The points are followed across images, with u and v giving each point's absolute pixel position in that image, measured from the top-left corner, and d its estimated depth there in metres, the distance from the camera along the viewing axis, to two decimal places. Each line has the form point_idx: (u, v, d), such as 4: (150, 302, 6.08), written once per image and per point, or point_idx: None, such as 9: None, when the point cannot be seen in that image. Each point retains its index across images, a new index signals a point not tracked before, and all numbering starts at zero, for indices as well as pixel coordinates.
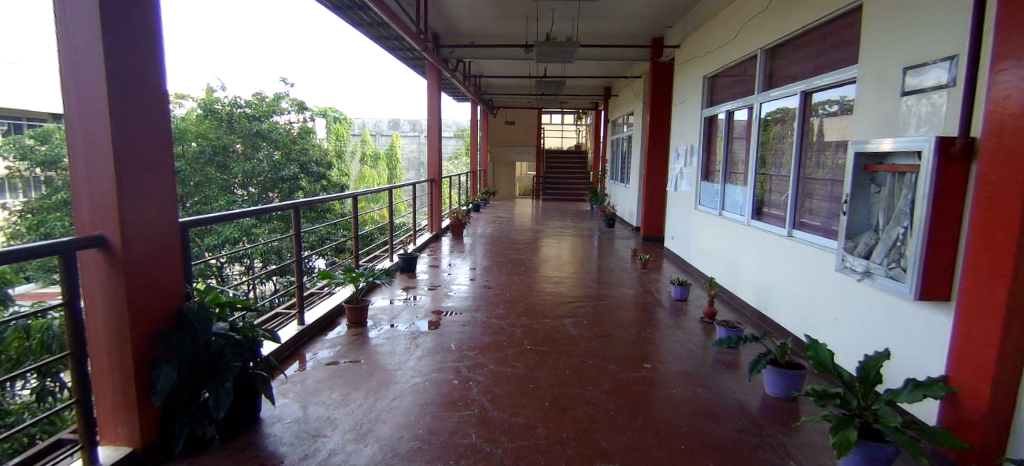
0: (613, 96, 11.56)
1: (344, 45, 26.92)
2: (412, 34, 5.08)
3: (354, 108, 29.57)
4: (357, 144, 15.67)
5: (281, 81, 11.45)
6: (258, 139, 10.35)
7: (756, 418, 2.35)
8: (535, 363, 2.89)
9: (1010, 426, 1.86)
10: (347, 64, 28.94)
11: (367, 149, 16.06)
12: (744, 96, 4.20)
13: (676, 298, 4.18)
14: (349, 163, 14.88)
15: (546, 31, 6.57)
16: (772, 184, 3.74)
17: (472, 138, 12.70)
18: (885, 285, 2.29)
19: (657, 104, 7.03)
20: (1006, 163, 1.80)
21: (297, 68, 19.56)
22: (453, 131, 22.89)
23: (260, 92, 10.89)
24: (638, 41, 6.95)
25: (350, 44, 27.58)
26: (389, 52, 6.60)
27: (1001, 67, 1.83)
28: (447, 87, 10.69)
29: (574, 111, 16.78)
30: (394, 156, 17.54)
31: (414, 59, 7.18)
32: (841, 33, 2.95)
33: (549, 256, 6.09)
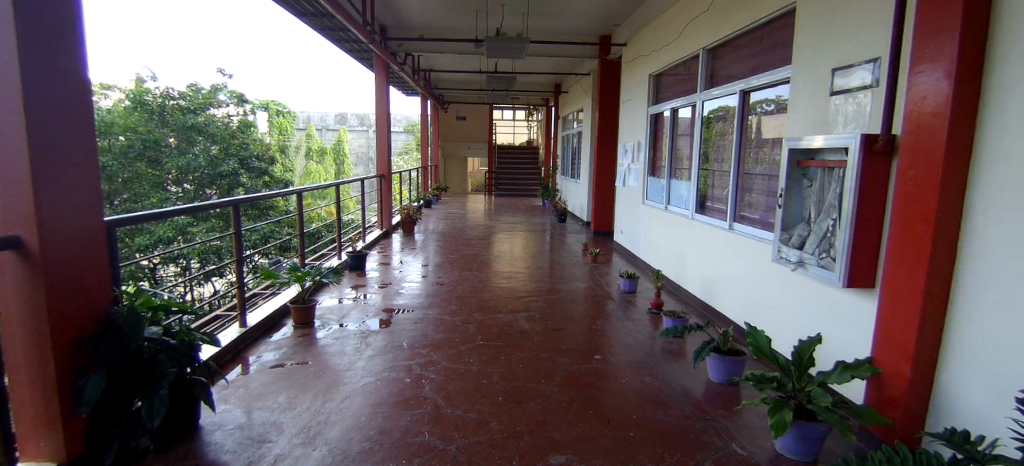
0: (563, 92, 11.74)
1: (289, 36, 25.95)
2: (356, 25, 4.96)
3: (298, 101, 28.53)
4: (303, 139, 15.18)
5: (219, 72, 10.93)
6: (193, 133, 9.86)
7: (701, 403, 2.44)
8: (488, 359, 2.89)
9: (929, 402, 2.02)
10: (288, 54, 27.79)
11: (313, 144, 15.54)
12: (687, 95, 4.34)
13: (625, 291, 4.29)
14: (295, 159, 14.37)
15: (497, 26, 6.55)
16: (714, 179, 3.90)
17: (423, 133, 12.54)
18: (817, 274, 2.43)
19: (606, 101, 7.17)
20: (924, 159, 1.95)
21: (233, 58, 18.60)
22: (403, 126, 22.57)
23: (196, 83, 10.42)
24: (588, 39, 7.06)
25: (293, 34, 26.55)
26: (334, 44, 6.42)
27: (919, 69, 1.98)
28: (396, 80, 10.50)
29: (525, 107, 16.93)
30: (342, 151, 17.08)
31: (360, 52, 7.01)
32: (776, 35, 3.10)
33: (501, 251, 6.11)
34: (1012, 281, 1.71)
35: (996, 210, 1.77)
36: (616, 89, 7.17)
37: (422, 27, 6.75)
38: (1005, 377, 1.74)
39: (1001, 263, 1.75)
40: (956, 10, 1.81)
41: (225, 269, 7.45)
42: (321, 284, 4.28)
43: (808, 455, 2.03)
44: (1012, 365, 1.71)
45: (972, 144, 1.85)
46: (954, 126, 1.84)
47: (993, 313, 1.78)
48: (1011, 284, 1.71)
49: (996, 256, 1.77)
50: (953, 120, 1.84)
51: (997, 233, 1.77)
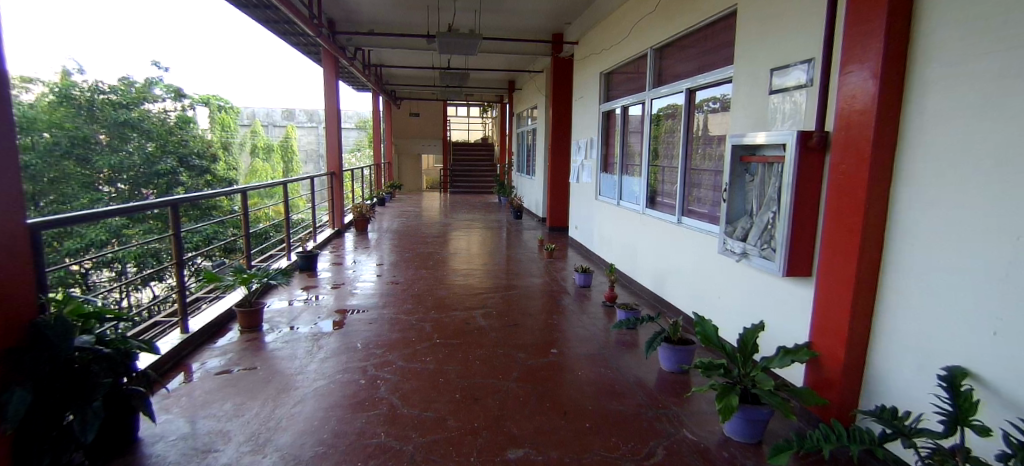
0: (517, 89, 11.79)
1: (231, 28, 24.83)
2: (301, 18, 4.81)
3: (242, 96, 27.35)
4: (247, 136, 14.59)
5: (154, 65, 10.34)
6: (126, 130, 9.31)
7: (653, 392, 2.52)
8: (445, 357, 2.87)
9: (862, 382, 2.16)
10: (231, 47, 26.59)
11: (258, 141, 14.95)
12: (637, 93, 4.46)
13: (581, 285, 4.36)
14: (240, 157, 13.79)
15: (449, 22, 6.50)
16: (663, 175, 4.02)
17: (376, 130, 12.32)
18: (759, 264, 2.55)
19: (559, 99, 7.26)
20: (853, 153, 2.09)
21: (167, 50, 17.59)
22: (354, 123, 22.07)
23: (128, 77, 9.84)
24: (540, 37, 7.13)
25: (235, 26, 25.41)
26: (279, 37, 6.20)
27: (849, 69, 2.11)
28: (346, 76, 10.25)
29: (479, 104, 16.90)
30: (290, 148, 16.51)
31: (307, 45, 6.80)
32: (719, 36, 3.22)
33: (457, 248, 6.09)
34: (934, 266, 1.86)
35: (918, 201, 1.91)
36: (568, 87, 7.26)
37: (371, 21, 6.62)
38: (929, 354, 1.89)
39: (924, 249, 1.90)
40: (880, 14, 1.95)
41: (164, 272, 7.08)
42: (269, 286, 4.13)
43: (753, 436, 2.13)
44: (935, 343, 1.86)
45: (896, 139, 2.00)
46: (880, 123, 1.98)
47: (917, 296, 1.93)
48: (934, 269, 1.86)
49: (920, 243, 1.91)
50: (879, 117, 1.97)
51: (919, 222, 1.91)
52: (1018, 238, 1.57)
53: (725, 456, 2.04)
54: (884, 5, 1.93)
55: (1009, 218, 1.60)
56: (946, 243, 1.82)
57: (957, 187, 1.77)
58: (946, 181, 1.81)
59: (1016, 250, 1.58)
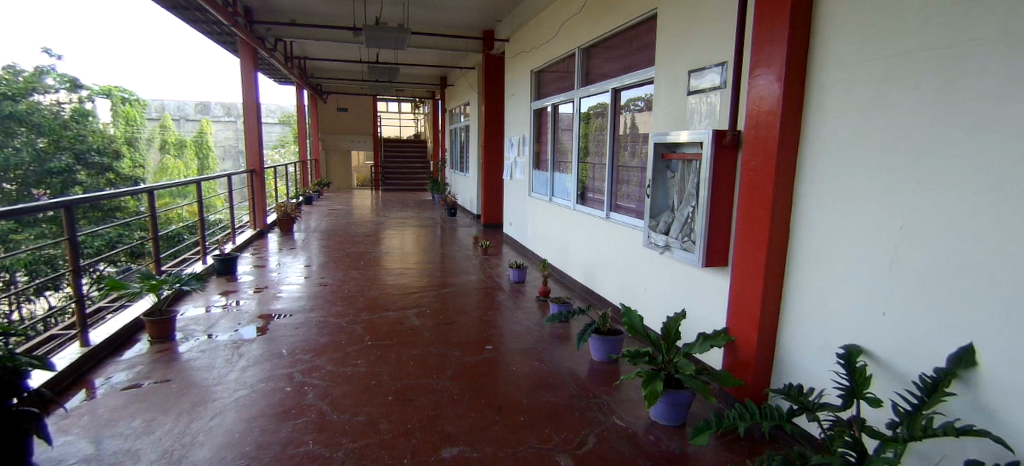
0: (449, 85, 11.71)
1: (136, 14, 22.91)
2: (211, 6, 4.53)
3: (152, 89, 25.33)
4: (157, 131, 13.53)
5: (44, 52, 9.38)
6: (12, 123, 8.39)
7: (584, 382, 2.61)
8: (376, 358, 2.82)
9: (772, 363, 2.34)
10: (137, 34, 24.53)
11: (169, 136, 13.86)
12: (566, 91, 4.56)
13: (515, 281, 4.41)
14: (150, 153, 12.76)
15: (376, 15, 6.33)
16: (592, 171, 4.15)
17: (302, 125, 11.76)
18: (680, 256, 2.69)
19: (492, 96, 7.28)
20: (761, 152, 2.25)
21: (57, 34, 15.83)
22: (278, 117, 21.05)
23: (12, 64, 8.90)
24: (472, 33, 7.11)
25: (140, 12, 23.44)
26: (188, 25, 5.81)
27: (756, 72, 2.27)
28: (268, 68, 9.75)
29: (411, 100, 16.64)
30: (206, 143, 15.42)
31: (221, 35, 6.41)
32: (640, 39, 3.36)
33: (390, 247, 5.98)
34: (832, 255, 2.05)
35: (818, 195, 2.10)
36: (500, 84, 7.30)
37: (292, 11, 6.34)
38: (829, 335, 2.07)
39: (824, 239, 2.08)
40: (783, 21, 2.11)
41: (58, 280, 6.45)
42: (182, 292, 3.86)
43: (676, 419, 2.25)
44: (833, 323, 2.06)
45: (797, 138, 2.18)
46: (784, 123, 2.14)
47: (818, 281, 2.11)
48: (832, 257, 2.05)
49: (820, 234, 2.10)
50: (783, 118, 2.14)
51: (819, 214, 2.10)
52: (902, 227, 1.77)
53: (651, 440, 2.15)
54: (786, 13, 2.08)
55: (894, 209, 1.80)
56: (841, 233, 2.01)
57: (850, 182, 1.96)
58: (841, 176, 2.00)
59: (900, 238, 1.78)
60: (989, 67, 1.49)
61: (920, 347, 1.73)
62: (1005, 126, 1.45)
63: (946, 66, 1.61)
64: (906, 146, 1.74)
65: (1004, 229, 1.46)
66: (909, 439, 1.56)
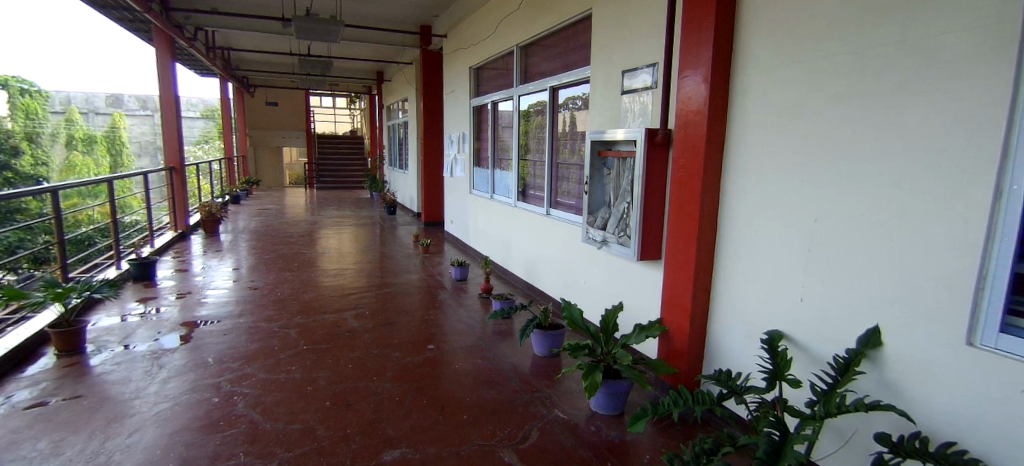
0: (386, 80, 11.46)
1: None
2: None
3: (52, 80, 23.01)
4: (60, 125, 12.31)
5: None
6: None
7: (527, 377, 2.64)
8: (312, 363, 2.72)
9: (703, 350, 2.46)
10: (32, 18, 22.16)
11: (75, 131, 12.65)
12: (505, 89, 4.58)
13: (457, 279, 4.39)
14: (52, 149, 11.59)
15: (308, 6, 6.08)
16: (532, 168, 4.20)
17: (225, 120, 11.10)
18: (617, 251, 2.77)
19: (430, 92, 7.20)
20: (690, 149, 2.36)
21: None
22: (200, 112, 19.73)
23: None
24: (409, 28, 6.99)
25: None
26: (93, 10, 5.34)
27: (685, 74, 2.38)
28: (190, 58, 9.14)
29: (347, 95, 16.17)
30: (119, 139, 14.17)
31: (132, 22, 5.94)
32: (576, 38, 3.44)
33: (326, 247, 5.78)
34: (754, 246, 2.19)
35: (743, 190, 2.23)
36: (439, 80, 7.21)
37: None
38: (754, 322, 2.21)
39: (747, 232, 2.22)
40: (708, 25, 2.21)
41: None
42: (92, 301, 3.55)
43: (616, 408, 2.32)
44: (756, 310, 2.20)
45: (722, 137, 2.30)
46: (710, 123, 2.26)
47: (743, 271, 2.25)
48: (755, 248, 2.19)
49: (744, 227, 2.24)
50: (709, 117, 2.26)
51: (743, 208, 2.24)
52: (815, 219, 1.92)
53: (592, 430, 2.21)
54: (710, 17, 2.19)
55: (809, 203, 1.94)
56: (762, 225, 2.15)
57: (770, 178, 2.10)
58: (761, 173, 2.13)
59: (814, 230, 1.93)
60: (890, 73, 1.64)
61: (832, 329, 1.88)
62: (904, 127, 1.61)
63: (853, 70, 1.76)
64: (819, 143, 1.89)
65: (904, 219, 1.62)
66: (826, 416, 1.67)
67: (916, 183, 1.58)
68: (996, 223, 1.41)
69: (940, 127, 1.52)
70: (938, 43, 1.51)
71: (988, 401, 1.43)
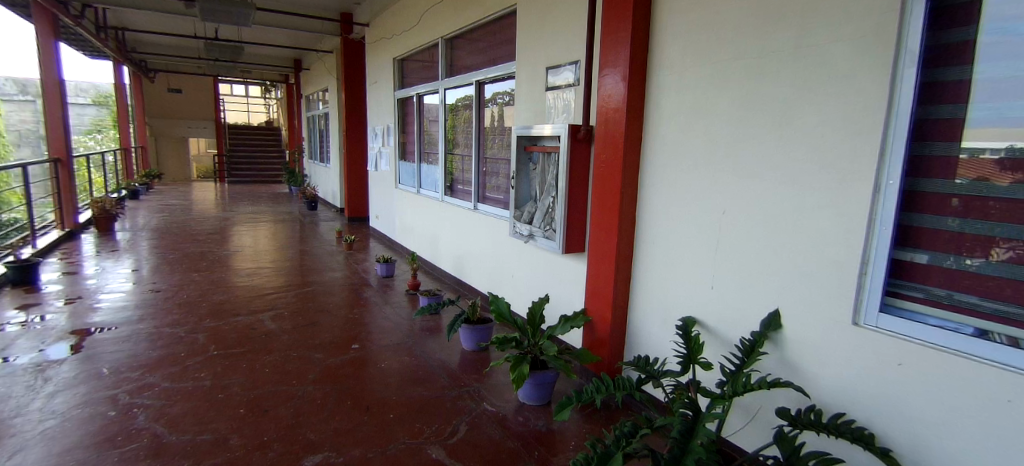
0: (303, 69, 10.98)
1: None
2: None
3: None
4: None
5: None
6: None
7: (455, 372, 2.64)
8: (224, 369, 2.56)
9: (624, 338, 2.57)
10: None
11: None
12: (430, 82, 4.52)
13: (383, 275, 4.30)
14: None
15: None
16: (458, 162, 4.19)
17: (121, 107, 10.10)
18: (543, 244, 2.83)
19: (352, 82, 6.98)
20: (610, 145, 2.45)
21: None
22: (90, 97, 17.78)
23: None
24: (330, 15, 6.71)
25: None
26: None
27: (605, 72, 2.46)
28: (77, 37, 8.26)
29: (264, 83, 15.30)
30: None
31: None
32: (501, 33, 3.46)
33: (240, 245, 5.45)
34: (669, 238, 2.31)
35: (659, 184, 2.34)
36: (360, 72, 7.03)
37: None
38: (670, 310, 2.34)
39: (663, 225, 2.34)
40: (625, 26, 2.30)
41: None
42: None
43: (542, 398, 2.37)
44: (672, 298, 2.32)
45: (639, 134, 2.40)
46: (628, 120, 2.35)
47: (660, 262, 2.37)
48: (670, 240, 2.31)
49: (660, 220, 2.35)
50: (627, 114, 2.35)
51: (659, 202, 2.35)
52: (723, 212, 2.06)
53: (520, 421, 2.25)
54: (628, 19, 2.28)
55: (717, 196, 2.08)
56: (676, 218, 2.27)
57: (682, 173, 2.23)
58: (675, 168, 2.26)
59: (722, 222, 2.06)
60: (787, 77, 1.79)
61: (739, 314, 2.03)
62: (799, 127, 1.75)
63: (755, 74, 1.89)
64: (726, 141, 2.02)
65: (799, 212, 1.77)
66: (735, 395, 1.78)
67: (809, 178, 1.74)
68: (874, 213, 1.58)
69: (828, 127, 1.67)
70: (828, 50, 1.66)
71: (869, 373, 1.61)
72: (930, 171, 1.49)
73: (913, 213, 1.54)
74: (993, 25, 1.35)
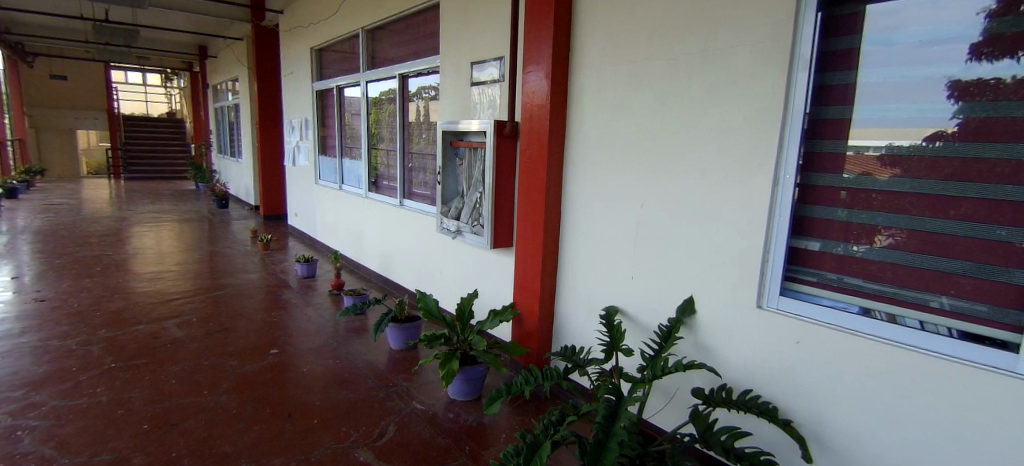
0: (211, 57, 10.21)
1: None
2: None
3: None
4: None
5: None
6: None
7: (383, 372, 2.58)
8: (124, 383, 2.34)
9: (552, 330, 2.63)
10: None
11: None
12: (351, 74, 4.36)
13: (304, 276, 4.12)
14: None
15: None
16: (382, 158, 4.09)
17: None
18: (471, 240, 2.83)
19: (266, 73, 6.59)
20: (535, 141, 2.49)
21: None
22: None
23: None
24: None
25: None
26: None
27: (528, 69, 2.49)
28: None
29: (166, 71, 14.07)
30: None
31: None
32: (423, 27, 3.42)
33: (139, 248, 4.99)
34: (593, 232, 2.39)
35: (582, 180, 2.41)
36: (273, 62, 6.65)
37: None
38: (594, 301, 2.42)
39: (586, 219, 2.41)
40: (547, 24, 2.34)
41: None
42: None
43: (472, 394, 2.38)
44: (596, 289, 2.40)
45: (563, 130, 2.46)
46: (551, 116, 2.40)
47: (584, 255, 2.45)
48: (594, 233, 2.39)
49: (584, 214, 2.42)
50: (551, 111, 2.40)
51: (582, 197, 2.42)
52: (642, 205, 2.15)
53: (450, 418, 2.24)
54: (550, 17, 2.32)
55: (637, 191, 2.17)
56: (598, 211, 2.35)
57: (604, 169, 2.31)
58: (597, 163, 2.33)
59: (641, 214, 2.16)
60: (697, 78, 1.89)
61: (656, 302, 2.14)
62: (708, 125, 1.87)
63: (669, 74, 1.99)
64: (645, 137, 2.11)
65: (709, 205, 1.89)
66: (654, 379, 1.87)
67: (718, 173, 1.86)
68: (774, 205, 1.72)
69: (733, 126, 1.79)
70: (735, 53, 1.77)
71: (771, 351, 1.75)
72: (821, 166, 1.65)
73: (808, 204, 1.69)
74: (875, 36, 1.51)
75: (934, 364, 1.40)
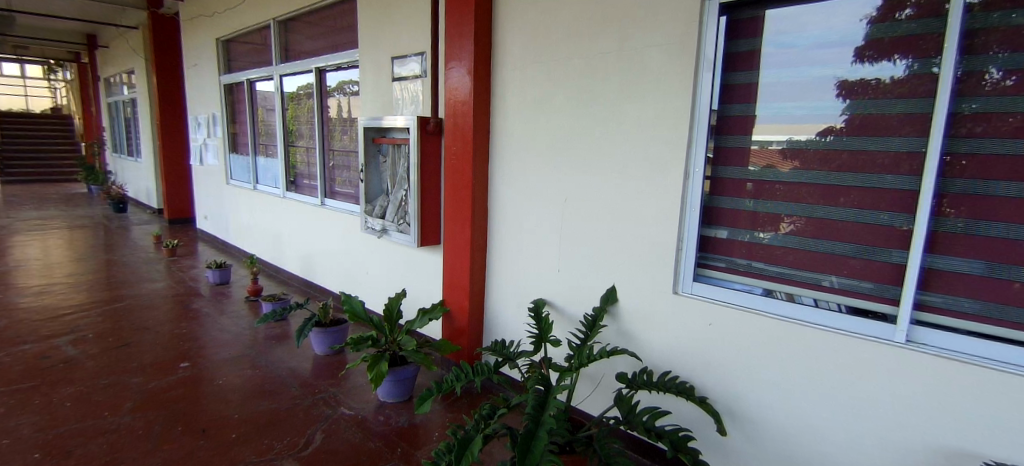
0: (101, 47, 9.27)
1: None
2: None
3: None
4: None
5: None
6: None
7: (308, 379, 2.48)
8: (4, 411, 2.09)
9: (482, 325, 2.65)
10: None
11: None
12: (262, 67, 4.14)
13: (216, 282, 3.87)
14: None
15: None
16: (300, 156, 3.93)
17: None
18: (397, 238, 2.79)
19: (166, 65, 6.10)
20: (459, 137, 2.48)
21: None
22: None
23: None
24: None
25: None
26: None
27: (450, 65, 2.48)
28: None
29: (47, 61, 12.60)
30: None
31: None
32: (338, 19, 3.31)
33: (18, 259, 4.44)
34: (519, 226, 2.43)
35: (508, 175, 2.44)
36: (176, 53, 6.16)
37: None
38: (523, 295, 2.46)
39: (513, 214, 2.45)
40: (468, 20, 2.34)
41: None
42: None
43: (402, 394, 2.35)
44: (523, 283, 2.45)
45: (486, 127, 2.47)
46: (474, 113, 2.41)
47: (512, 250, 2.48)
48: (521, 227, 2.42)
49: (510, 209, 2.46)
50: (474, 107, 2.40)
51: (508, 192, 2.46)
52: (565, 200, 2.21)
53: (381, 420, 2.20)
54: (470, 13, 2.32)
55: (560, 186, 2.23)
56: (525, 207, 2.39)
57: (528, 164, 2.35)
58: (521, 159, 2.37)
59: (564, 209, 2.22)
60: (613, 76, 1.97)
61: (580, 293, 2.22)
62: (624, 122, 1.95)
63: (586, 72, 2.06)
64: (566, 133, 2.17)
65: (626, 198, 1.98)
66: (580, 366, 1.89)
67: (633, 168, 1.95)
68: (686, 197, 1.83)
69: (646, 123, 1.89)
70: (645, 53, 1.86)
71: (686, 333, 1.87)
72: (728, 160, 1.78)
73: (717, 195, 1.82)
74: (772, 39, 1.65)
75: (823, 337, 1.56)
